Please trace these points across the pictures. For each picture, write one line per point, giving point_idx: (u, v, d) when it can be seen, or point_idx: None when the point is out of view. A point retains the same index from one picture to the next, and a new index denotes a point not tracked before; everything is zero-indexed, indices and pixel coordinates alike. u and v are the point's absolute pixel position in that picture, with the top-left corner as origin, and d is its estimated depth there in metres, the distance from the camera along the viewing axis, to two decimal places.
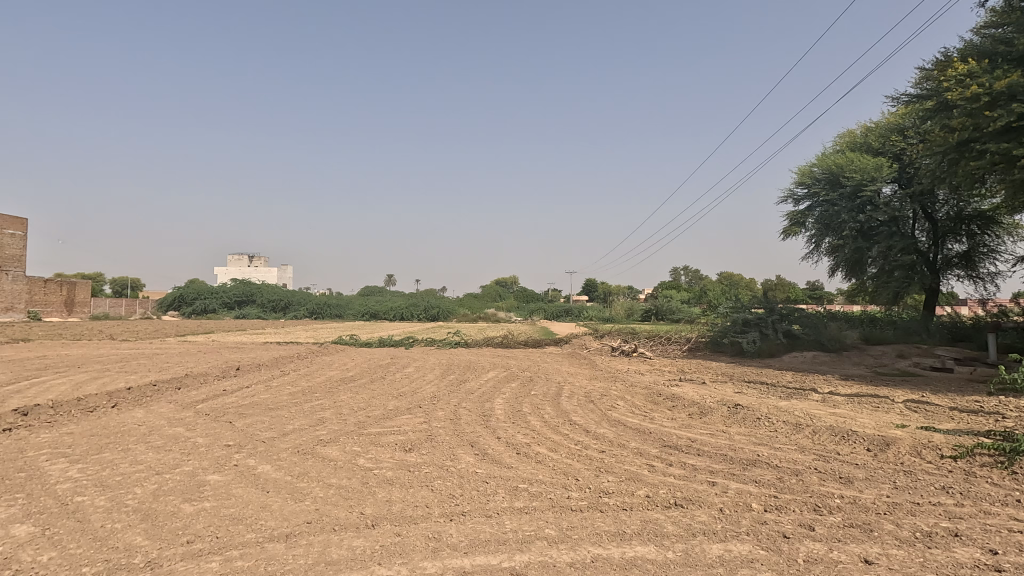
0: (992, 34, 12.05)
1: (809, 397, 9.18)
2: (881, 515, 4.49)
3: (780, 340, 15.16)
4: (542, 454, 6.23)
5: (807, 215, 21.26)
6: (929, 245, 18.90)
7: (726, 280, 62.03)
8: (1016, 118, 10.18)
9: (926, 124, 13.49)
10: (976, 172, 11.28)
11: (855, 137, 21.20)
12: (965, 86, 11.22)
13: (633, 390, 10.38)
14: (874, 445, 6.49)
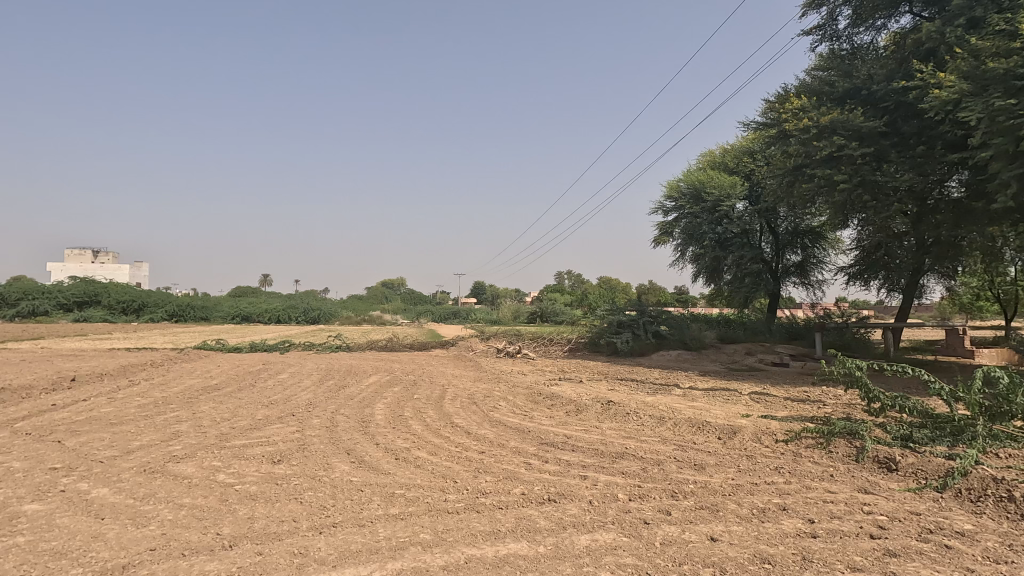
0: (819, 76, 14.07)
1: (672, 392, 10.03)
2: (726, 495, 5.02)
3: (650, 339, 16.44)
4: (421, 458, 6.15)
5: (675, 225, 23.21)
6: (773, 255, 21.54)
7: (605, 284, 65.95)
8: (837, 150, 11.95)
9: (770, 150, 15.37)
10: (807, 193, 13.05)
11: (714, 156, 23.64)
12: (798, 118, 12.95)
13: (515, 391, 10.64)
14: (724, 433, 7.26)
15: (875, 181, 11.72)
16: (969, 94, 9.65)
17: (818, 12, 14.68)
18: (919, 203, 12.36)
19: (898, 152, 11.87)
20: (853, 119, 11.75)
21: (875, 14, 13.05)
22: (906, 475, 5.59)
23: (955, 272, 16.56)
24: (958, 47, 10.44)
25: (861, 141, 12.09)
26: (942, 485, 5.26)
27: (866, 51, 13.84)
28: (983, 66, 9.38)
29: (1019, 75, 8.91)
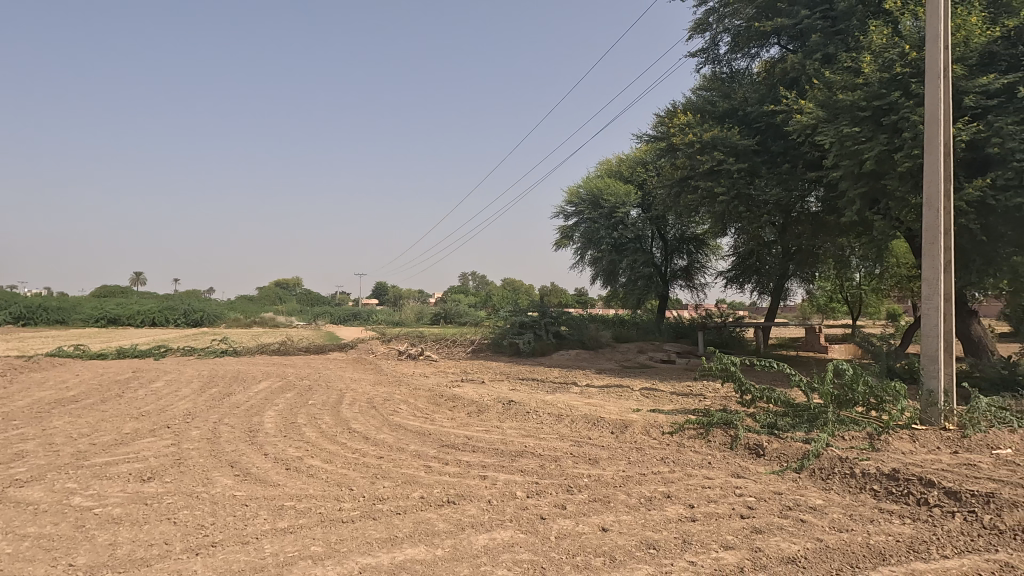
0: (703, 95, 15.29)
1: (570, 390, 10.41)
2: (617, 487, 5.30)
3: (550, 339, 16.96)
4: (314, 467, 5.86)
5: (575, 230, 24.10)
6: (662, 260, 23.08)
7: (509, 286, 66.95)
8: (717, 164, 13.12)
9: (660, 161, 16.46)
10: (692, 203, 14.17)
11: (611, 165, 24.96)
12: (685, 133, 14.02)
13: (417, 393, 10.48)
14: (616, 428, 7.66)
15: (748, 194, 12.96)
16: (824, 120, 10.96)
17: (702, 36, 15.96)
18: (785, 215, 13.82)
19: (768, 169, 13.19)
20: (731, 137, 12.90)
21: (750, 43, 14.42)
22: (772, 459, 6.24)
23: (813, 276, 18.70)
24: (815, 79, 11.83)
25: (737, 157, 13.32)
26: (800, 466, 5.94)
27: (742, 76, 15.25)
28: (835, 97, 10.69)
29: (862, 107, 10.26)
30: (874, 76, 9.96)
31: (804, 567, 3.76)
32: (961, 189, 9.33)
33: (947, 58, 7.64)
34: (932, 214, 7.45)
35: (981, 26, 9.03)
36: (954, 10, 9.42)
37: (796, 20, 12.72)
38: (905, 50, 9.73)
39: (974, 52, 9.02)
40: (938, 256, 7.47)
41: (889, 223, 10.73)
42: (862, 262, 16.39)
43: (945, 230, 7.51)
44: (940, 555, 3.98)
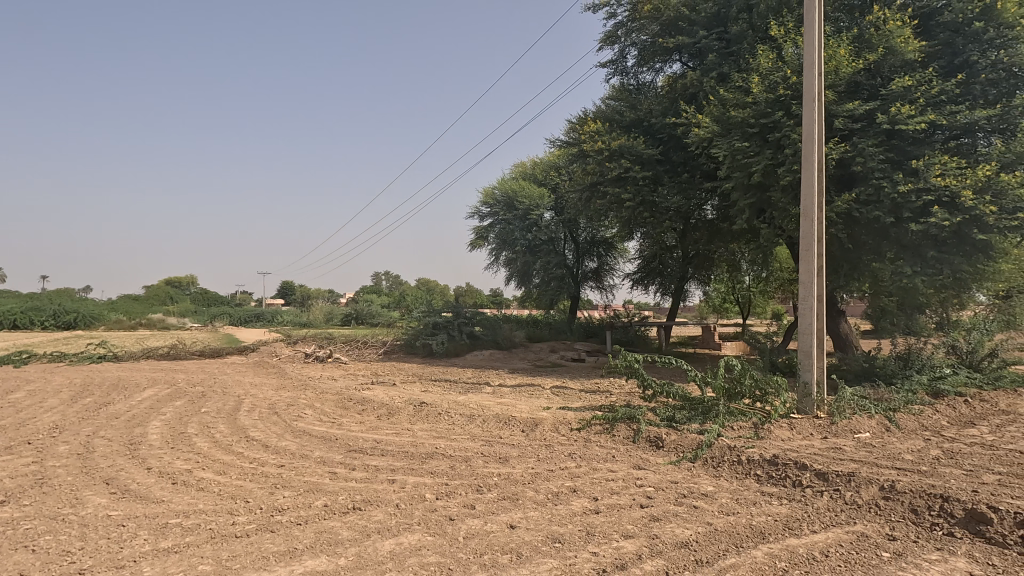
0: (611, 104, 15.96)
1: (483, 390, 10.45)
2: (525, 484, 5.39)
3: (464, 340, 16.92)
4: (205, 479, 5.44)
5: (490, 231, 24.25)
6: (574, 261, 23.81)
7: (424, 286, 65.98)
8: (624, 171, 13.78)
9: (572, 166, 16.98)
10: (602, 207, 14.79)
11: (526, 168, 25.40)
12: (594, 140, 14.61)
13: (323, 397, 10.04)
14: (526, 426, 7.79)
15: (652, 201, 13.72)
16: (718, 134, 11.84)
17: (611, 48, 16.65)
18: (685, 222, 14.75)
19: (669, 177, 14.02)
20: (637, 146, 13.61)
21: (654, 58, 15.24)
22: (670, 450, 6.64)
23: (709, 279, 20.08)
24: (711, 95, 12.75)
25: (642, 165, 14.05)
26: (694, 456, 6.36)
27: (648, 88, 16.08)
28: (728, 113, 11.57)
29: (750, 124, 11.20)
30: (761, 96, 10.89)
31: (696, 550, 4.02)
32: (831, 202, 10.45)
33: (820, 85, 8.51)
34: (808, 224, 8.26)
35: (848, 57, 10.14)
36: (826, 42, 10.52)
37: (695, 39, 13.61)
38: (787, 75, 10.73)
39: (842, 80, 10.13)
40: (812, 261, 8.30)
41: (773, 232, 11.79)
42: (751, 266, 17.85)
43: (818, 238, 8.36)
44: (810, 531, 4.43)
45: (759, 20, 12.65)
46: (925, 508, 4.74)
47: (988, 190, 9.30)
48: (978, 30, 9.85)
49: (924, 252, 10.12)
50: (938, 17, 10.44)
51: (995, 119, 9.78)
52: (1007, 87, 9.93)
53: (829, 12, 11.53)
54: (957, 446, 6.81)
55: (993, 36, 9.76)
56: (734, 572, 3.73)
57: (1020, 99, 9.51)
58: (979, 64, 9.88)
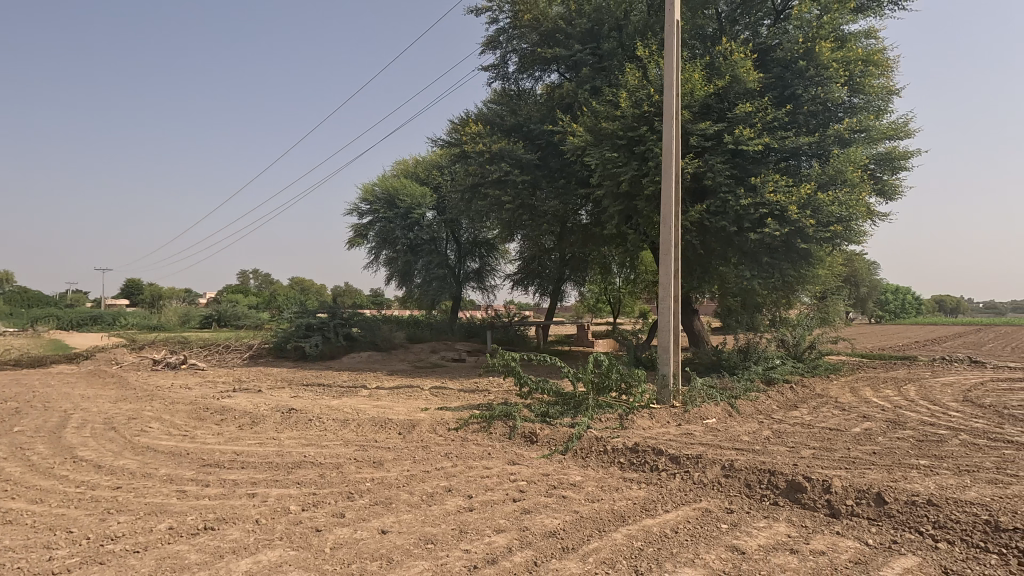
0: (493, 108, 16.24)
1: (358, 394, 10.07)
2: (399, 487, 5.28)
3: (340, 342, 16.10)
4: (15, 511, 4.61)
5: (369, 229, 23.44)
6: (456, 262, 23.84)
7: (297, 286, 61.93)
8: (504, 174, 14.08)
9: (454, 167, 16.99)
10: (483, 209, 15.01)
11: (407, 166, 24.94)
12: (476, 142, 14.79)
13: (174, 408, 9.02)
14: (403, 428, 7.65)
15: (531, 204, 14.17)
16: (590, 144, 12.56)
17: (493, 52, 16.94)
18: (561, 225, 15.40)
19: (547, 182, 14.59)
20: (516, 151, 14.02)
21: (534, 66, 15.76)
22: (543, 444, 6.91)
23: (584, 280, 21.19)
24: (585, 107, 13.49)
25: (521, 169, 14.48)
26: (565, 448, 6.68)
27: (528, 95, 16.59)
28: (599, 125, 12.32)
29: (619, 136, 12.03)
30: (629, 111, 11.74)
31: (563, 538, 4.22)
32: (687, 212, 11.55)
33: (677, 104, 9.37)
34: (666, 230, 9.04)
35: (701, 82, 11.28)
36: (684, 66, 11.61)
37: (571, 52, 14.31)
38: (650, 93, 11.66)
39: (697, 102, 11.24)
40: (670, 265, 9.09)
41: (639, 237, 12.75)
42: (621, 269, 19.12)
43: (675, 244, 9.19)
44: (664, 510, 4.86)
45: (628, 40, 13.63)
46: (756, 482, 5.42)
47: (808, 206, 10.86)
48: (802, 68, 11.47)
49: (760, 258, 11.56)
50: (772, 54, 11.98)
51: (814, 145, 11.44)
52: (823, 119, 11.69)
53: (686, 39, 12.75)
54: (783, 426, 7.87)
55: (813, 74, 11.42)
56: (595, 555, 3.97)
57: (833, 130, 11.24)
58: (803, 97, 11.52)
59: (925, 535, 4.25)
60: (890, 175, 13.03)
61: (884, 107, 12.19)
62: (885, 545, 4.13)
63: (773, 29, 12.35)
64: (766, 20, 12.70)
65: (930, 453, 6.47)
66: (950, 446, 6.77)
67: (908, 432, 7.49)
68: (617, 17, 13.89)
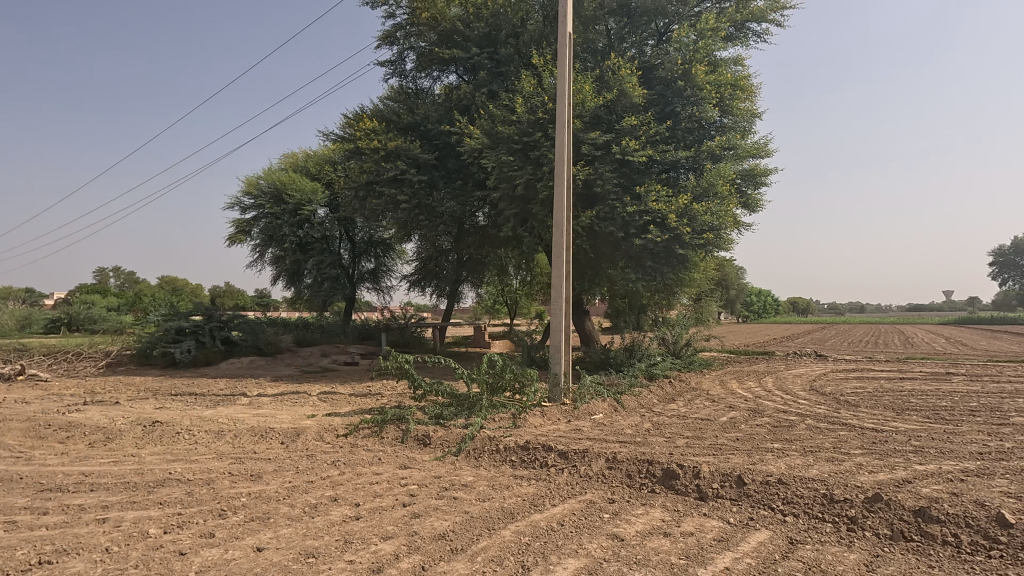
0: (389, 105, 15.86)
1: (236, 402, 9.33)
2: (279, 500, 4.96)
3: (217, 347, 14.77)
4: None
5: (253, 224, 21.85)
6: (350, 261, 22.89)
7: (169, 286, 56.09)
8: (400, 173, 13.80)
9: (347, 163, 16.34)
10: (377, 207, 14.58)
11: (297, 159, 23.58)
12: (370, 138, 14.35)
13: (6, 426, 7.76)
14: (286, 437, 7.19)
15: (428, 204, 14.01)
16: (487, 146, 12.68)
17: (389, 48, 16.57)
18: (459, 226, 15.38)
19: (444, 183, 14.52)
20: (412, 149, 13.80)
21: (432, 66, 15.63)
22: (435, 447, 6.85)
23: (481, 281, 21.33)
24: (482, 110, 13.60)
25: (418, 169, 14.28)
26: (457, 449, 6.68)
27: (425, 94, 16.38)
28: (496, 128, 12.50)
29: (515, 140, 12.30)
30: (524, 116, 12.03)
31: (452, 540, 4.20)
32: (578, 216, 12.04)
33: (569, 112, 9.75)
34: (558, 234, 9.36)
35: (592, 93, 11.84)
36: (576, 77, 12.13)
37: (469, 55, 14.38)
38: (545, 100, 12.04)
39: (587, 112, 11.79)
40: (561, 267, 9.44)
41: (534, 240, 13.10)
42: (517, 271, 19.48)
43: (566, 247, 9.55)
44: (551, 505, 5.01)
45: (524, 48, 13.96)
46: (636, 472, 5.77)
47: (685, 215, 11.80)
48: (680, 88, 12.44)
49: (644, 262, 12.36)
50: (655, 72, 12.88)
51: (691, 159, 12.44)
52: (699, 136, 12.76)
53: (579, 52, 13.28)
54: (662, 419, 8.47)
55: (690, 94, 12.43)
56: (484, 554, 3.99)
57: (706, 146, 12.30)
58: (681, 115, 12.50)
59: (776, 510, 4.78)
60: (753, 190, 14.52)
61: (749, 128, 13.55)
62: (744, 523, 4.58)
63: (656, 50, 13.29)
64: (650, 40, 13.63)
65: (782, 437, 7.30)
66: (799, 430, 7.68)
67: (765, 419, 8.39)
68: (514, 24, 14.16)
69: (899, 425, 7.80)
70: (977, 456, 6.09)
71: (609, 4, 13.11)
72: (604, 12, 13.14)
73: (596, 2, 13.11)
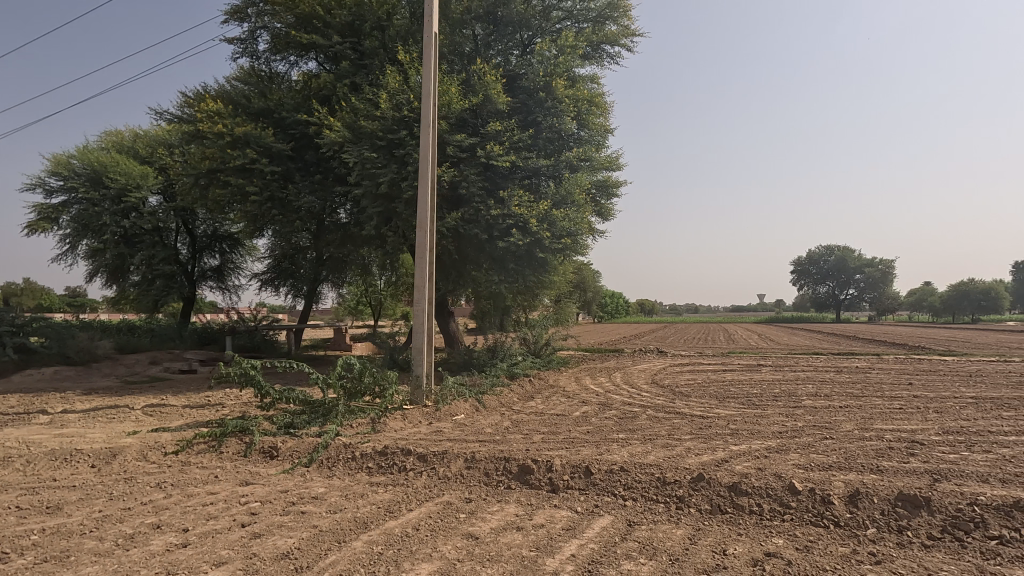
0: (238, 87, 14.48)
1: (32, 422, 7.83)
2: (85, 534, 4.25)
3: (9, 356, 12.26)
4: None
5: (62, 211, 18.56)
6: (188, 257, 20.42)
7: None
8: (249, 162, 12.61)
9: (186, 147, 14.60)
10: (222, 198, 13.19)
11: (122, 138, 20.52)
12: (214, 121, 12.97)
13: None
14: (99, 459, 6.20)
15: (282, 198, 13.00)
16: (349, 141, 12.12)
17: (239, 24, 15.14)
18: (317, 223, 14.51)
19: (300, 176, 13.59)
20: (264, 138, 12.70)
21: (288, 49, 14.57)
22: (283, 459, 6.38)
23: (342, 281, 20.35)
24: (344, 102, 12.97)
25: (270, 159, 13.18)
26: (309, 460, 6.28)
27: (281, 79, 15.22)
28: (358, 122, 12.00)
29: (379, 137, 11.95)
30: (389, 113, 11.71)
31: (296, 558, 3.93)
32: (443, 218, 12.00)
33: (435, 112, 9.67)
34: (421, 234, 9.23)
35: (457, 95, 11.89)
36: (442, 78, 12.10)
37: (329, 43, 13.64)
38: (410, 98, 11.84)
39: (453, 114, 11.82)
40: (425, 267, 9.31)
41: (398, 239, 12.79)
42: (381, 271, 18.88)
43: (430, 248, 9.46)
44: (407, 510, 4.92)
45: (390, 42, 13.58)
46: (493, 469, 5.89)
47: (546, 220, 12.34)
48: (542, 99, 12.98)
49: (507, 264, 12.68)
50: (519, 81, 13.32)
51: (551, 167, 13.05)
52: (558, 146, 13.43)
53: (445, 53, 13.22)
54: (520, 416, 8.75)
55: (551, 105, 13.02)
56: (331, 569, 3.78)
57: (565, 156, 12.99)
58: (543, 124, 13.06)
59: (618, 496, 5.19)
60: (606, 200, 15.68)
61: (603, 143, 14.60)
62: (589, 510, 4.90)
63: (520, 60, 13.76)
64: (515, 50, 14.06)
65: (626, 428, 7.95)
66: (640, 420, 8.42)
67: (613, 412, 9.08)
68: (379, 17, 13.73)
69: (720, 411, 8.91)
70: (778, 435, 7.16)
71: (476, 9, 13.26)
72: (471, 16, 13.27)
73: (463, 6, 13.21)
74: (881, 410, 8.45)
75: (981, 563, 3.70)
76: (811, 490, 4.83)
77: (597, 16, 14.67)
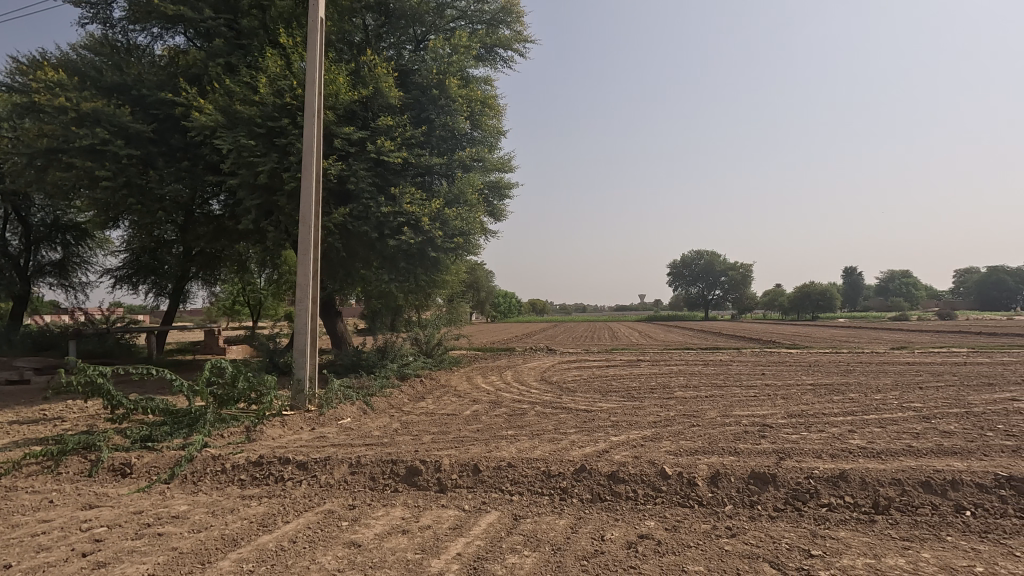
0: (86, 57, 12.70)
1: None
2: None
3: None
4: None
5: None
6: (20, 250, 17.51)
7: None
8: (99, 143, 11.11)
9: (17, 123, 12.53)
10: (63, 183, 11.49)
11: None
12: (54, 93, 11.27)
13: None
14: None
15: (141, 185, 11.61)
16: (222, 126, 11.13)
17: None
18: (184, 214, 13.17)
19: (164, 161, 12.23)
20: (119, 116, 11.26)
21: (150, 20, 13.05)
22: (139, 476, 5.70)
23: (215, 279, 18.63)
24: (217, 83, 11.89)
25: (126, 140, 11.71)
26: (170, 475, 5.68)
27: (141, 52, 13.60)
28: (233, 107, 11.06)
29: (257, 124, 11.10)
30: (269, 99, 10.92)
31: None
32: (329, 213, 11.44)
33: (320, 102, 9.18)
34: (305, 230, 8.71)
35: (345, 86, 11.41)
36: (328, 67, 11.53)
37: (200, 18, 12.43)
38: (293, 85, 11.13)
39: (340, 105, 11.31)
40: (308, 265, 8.80)
41: (278, 234, 11.99)
42: (260, 269, 17.57)
43: (314, 244, 8.96)
44: (282, 522, 4.61)
45: (271, 24, 12.68)
46: (380, 473, 5.71)
47: (437, 218, 12.24)
48: (435, 97, 12.83)
49: (397, 262, 12.39)
50: (411, 77, 13.07)
51: (444, 165, 12.95)
52: (451, 144, 13.36)
53: (333, 40, 12.61)
54: (410, 417, 8.60)
55: (444, 104, 12.93)
56: None
57: (457, 156, 12.98)
58: (435, 122, 12.92)
59: (506, 491, 5.28)
60: (499, 201, 15.90)
61: (496, 144, 14.76)
62: (477, 507, 4.94)
63: (412, 55, 13.51)
64: (408, 45, 13.80)
65: (516, 424, 8.11)
66: (529, 416, 8.64)
67: (502, 409, 9.23)
68: None
69: (603, 405, 9.41)
70: (653, 425, 7.71)
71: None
72: (361, 6, 12.83)
73: None
74: (739, 399, 9.43)
75: (814, 528, 4.26)
76: (679, 474, 5.25)
77: (491, 19, 14.80)
